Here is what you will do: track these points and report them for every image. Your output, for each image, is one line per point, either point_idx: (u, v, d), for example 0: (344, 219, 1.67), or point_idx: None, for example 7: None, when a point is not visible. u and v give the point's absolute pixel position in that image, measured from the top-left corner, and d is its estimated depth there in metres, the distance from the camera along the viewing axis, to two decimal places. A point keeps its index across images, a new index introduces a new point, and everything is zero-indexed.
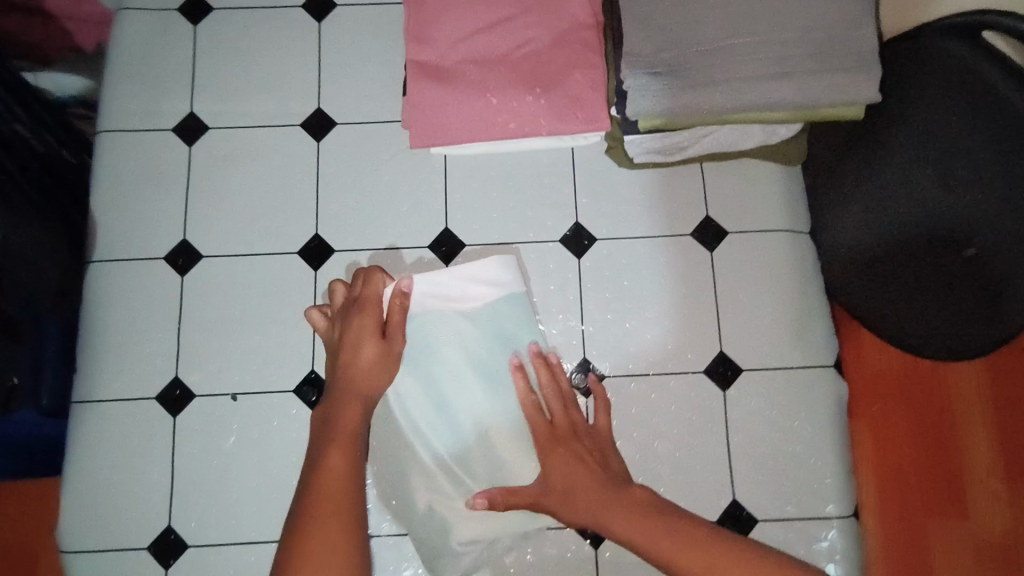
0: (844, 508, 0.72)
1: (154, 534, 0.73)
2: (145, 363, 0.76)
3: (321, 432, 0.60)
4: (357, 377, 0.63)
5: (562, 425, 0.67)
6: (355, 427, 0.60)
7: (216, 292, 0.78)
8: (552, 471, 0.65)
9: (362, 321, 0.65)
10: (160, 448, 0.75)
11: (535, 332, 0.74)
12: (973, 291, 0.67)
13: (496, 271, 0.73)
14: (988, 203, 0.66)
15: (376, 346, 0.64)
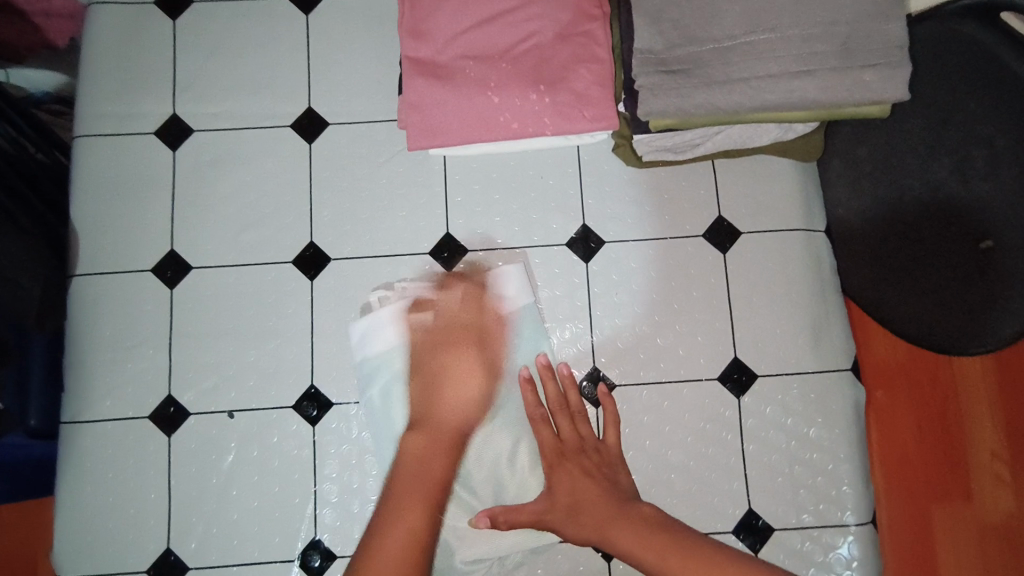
0: (862, 516, 0.71)
1: (153, 557, 0.71)
2: (137, 381, 0.73)
3: (413, 467, 0.63)
4: (445, 411, 0.66)
5: (568, 439, 0.66)
6: (438, 479, 0.62)
7: (209, 305, 0.74)
8: (558, 485, 0.64)
9: (467, 359, 0.68)
10: (156, 469, 0.72)
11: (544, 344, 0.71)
12: (988, 284, 0.66)
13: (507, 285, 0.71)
14: (1001, 193, 0.63)
15: (475, 385, 0.68)
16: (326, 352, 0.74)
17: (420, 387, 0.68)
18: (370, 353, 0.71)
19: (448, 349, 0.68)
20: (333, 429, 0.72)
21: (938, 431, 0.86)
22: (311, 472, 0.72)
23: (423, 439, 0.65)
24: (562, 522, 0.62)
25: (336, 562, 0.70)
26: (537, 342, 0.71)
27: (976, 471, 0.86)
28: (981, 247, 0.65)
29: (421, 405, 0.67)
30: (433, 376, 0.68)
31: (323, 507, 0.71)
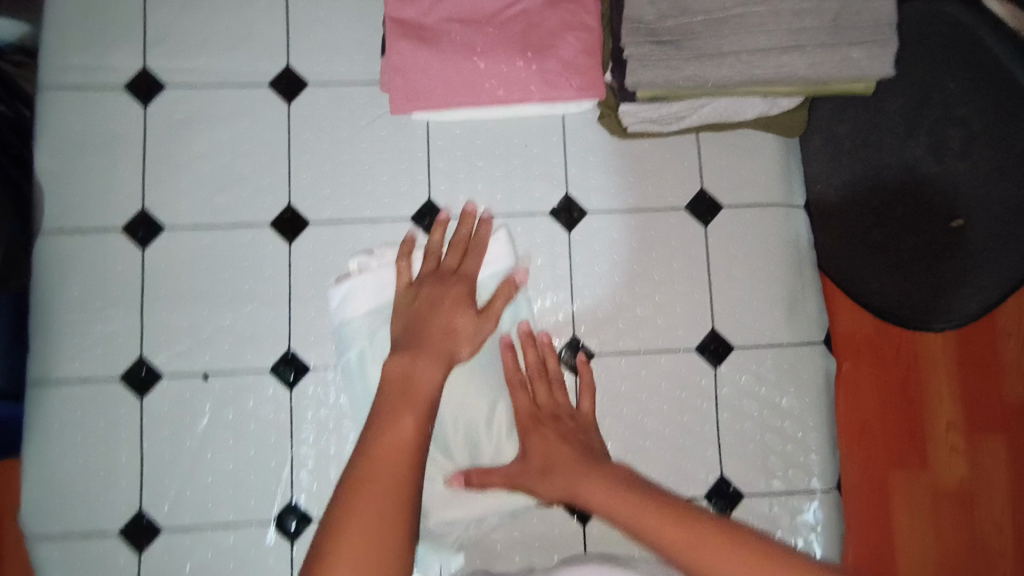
0: (828, 483, 0.73)
1: (126, 519, 0.70)
2: (107, 342, 0.71)
3: (396, 384, 0.58)
4: (445, 335, 0.62)
5: (544, 406, 0.67)
6: (428, 390, 0.58)
7: (183, 266, 0.73)
8: (532, 448, 0.64)
9: (458, 287, 0.65)
10: (127, 431, 0.71)
11: (525, 311, 0.71)
12: (958, 260, 0.70)
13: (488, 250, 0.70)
14: (977, 172, 0.66)
15: (463, 310, 0.64)
16: (303, 314, 0.73)
17: (408, 317, 0.64)
18: (345, 317, 0.69)
19: (439, 280, 0.66)
20: (311, 394, 0.72)
21: (899, 402, 0.89)
22: (288, 436, 0.71)
23: (406, 360, 0.59)
24: (539, 480, 0.62)
25: (313, 524, 0.71)
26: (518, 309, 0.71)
27: (934, 442, 0.89)
28: (953, 225, 0.69)
29: (408, 330, 0.63)
30: (422, 304, 0.64)
31: (299, 471, 0.71)
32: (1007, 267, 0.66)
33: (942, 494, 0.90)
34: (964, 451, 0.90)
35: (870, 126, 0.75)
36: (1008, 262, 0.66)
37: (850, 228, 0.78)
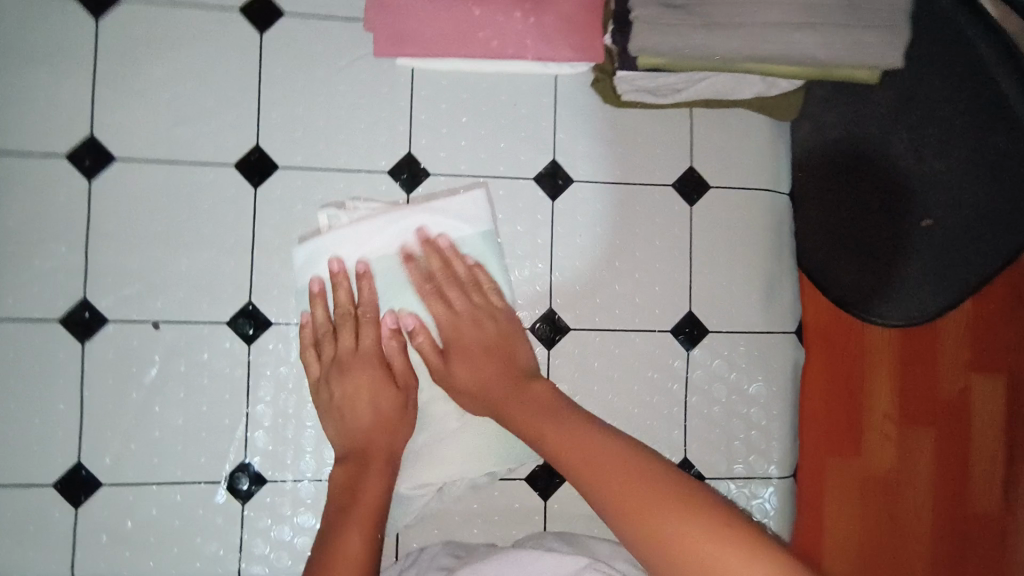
0: (784, 469, 0.75)
1: (61, 471, 0.65)
2: (45, 280, 0.65)
3: (343, 499, 0.59)
4: (376, 434, 0.61)
5: (461, 317, 0.65)
6: (375, 501, 0.58)
7: (135, 204, 0.67)
8: (461, 368, 0.63)
9: (370, 373, 0.63)
10: (67, 378, 0.65)
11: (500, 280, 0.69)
12: (924, 261, 0.71)
13: (466, 209, 0.68)
14: (954, 177, 0.67)
15: (385, 394, 0.63)
16: (265, 265, 0.68)
17: (334, 420, 0.63)
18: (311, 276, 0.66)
19: (341, 370, 0.63)
20: (271, 350, 0.68)
21: (844, 388, 0.84)
22: (244, 394, 0.68)
23: (348, 470, 0.60)
24: (473, 403, 0.63)
25: (267, 486, 0.68)
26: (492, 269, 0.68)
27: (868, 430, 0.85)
28: (921, 225, 0.70)
29: (341, 435, 0.63)
30: (340, 402, 0.63)
31: (255, 430, 0.68)
32: (982, 262, 0.67)
33: (874, 479, 0.86)
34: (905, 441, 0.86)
35: (855, 117, 0.74)
36: (973, 255, 0.67)
37: (825, 221, 0.76)
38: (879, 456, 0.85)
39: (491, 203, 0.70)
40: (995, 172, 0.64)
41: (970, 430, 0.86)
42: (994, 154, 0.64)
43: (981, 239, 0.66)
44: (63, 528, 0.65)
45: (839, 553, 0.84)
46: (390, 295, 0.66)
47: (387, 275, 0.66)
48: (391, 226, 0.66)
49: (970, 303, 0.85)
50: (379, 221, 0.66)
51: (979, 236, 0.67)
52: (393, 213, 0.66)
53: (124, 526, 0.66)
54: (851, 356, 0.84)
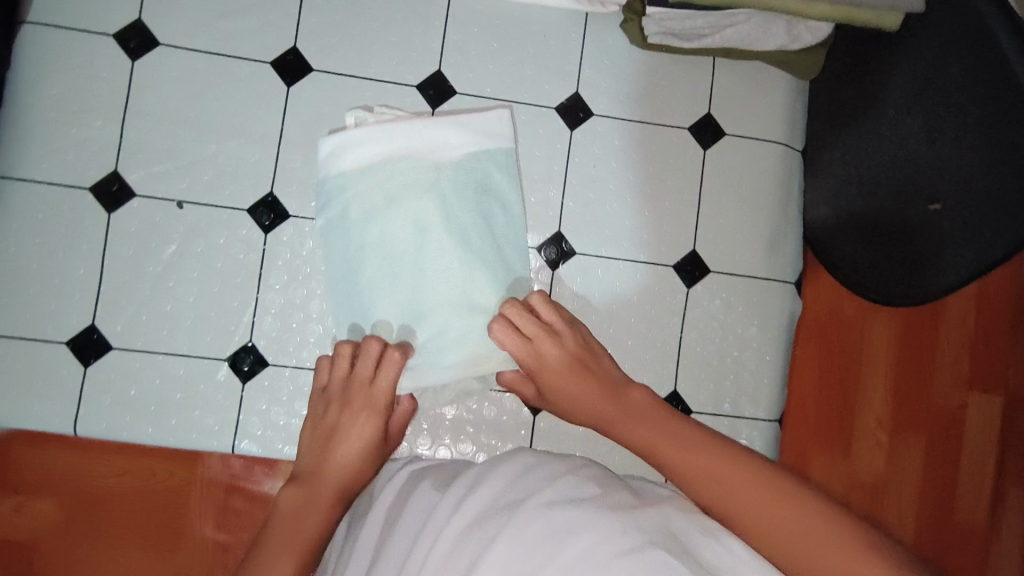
0: (770, 413, 0.77)
1: (75, 331, 0.69)
2: (80, 148, 0.68)
3: (286, 517, 0.60)
4: (343, 469, 0.63)
5: (545, 347, 0.65)
6: (313, 531, 0.59)
7: (172, 87, 0.69)
8: (557, 391, 0.65)
9: (368, 418, 0.65)
10: (90, 244, 0.69)
11: (513, 195, 0.71)
12: (922, 247, 0.62)
13: (489, 122, 0.71)
14: (957, 160, 0.57)
15: (367, 446, 0.64)
16: (289, 159, 0.71)
17: (311, 443, 0.65)
18: (334, 169, 0.69)
19: (344, 405, 0.65)
20: (287, 241, 0.71)
21: (837, 385, 0.81)
22: (256, 279, 0.71)
23: (298, 490, 0.61)
24: (571, 413, 0.65)
25: (267, 368, 0.71)
26: (505, 185, 0.71)
27: (860, 431, 0.84)
28: (928, 208, 0.61)
29: (311, 458, 0.64)
30: (327, 430, 0.65)
31: (262, 316, 0.71)
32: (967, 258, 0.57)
33: (862, 485, 0.84)
34: (887, 447, 0.85)
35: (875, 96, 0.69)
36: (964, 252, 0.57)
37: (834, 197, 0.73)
38: (867, 461, 0.84)
39: (513, 124, 0.72)
40: (1003, 160, 0.53)
41: (951, 432, 0.89)
42: (1002, 135, 0.53)
43: (981, 234, 0.55)
44: (73, 384, 0.68)
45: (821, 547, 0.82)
46: (409, 195, 0.69)
47: (408, 174, 0.69)
48: (416, 129, 0.69)
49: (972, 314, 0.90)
50: (405, 122, 0.69)
51: (979, 230, 0.56)
52: (419, 118, 0.69)
53: (128, 390, 0.69)
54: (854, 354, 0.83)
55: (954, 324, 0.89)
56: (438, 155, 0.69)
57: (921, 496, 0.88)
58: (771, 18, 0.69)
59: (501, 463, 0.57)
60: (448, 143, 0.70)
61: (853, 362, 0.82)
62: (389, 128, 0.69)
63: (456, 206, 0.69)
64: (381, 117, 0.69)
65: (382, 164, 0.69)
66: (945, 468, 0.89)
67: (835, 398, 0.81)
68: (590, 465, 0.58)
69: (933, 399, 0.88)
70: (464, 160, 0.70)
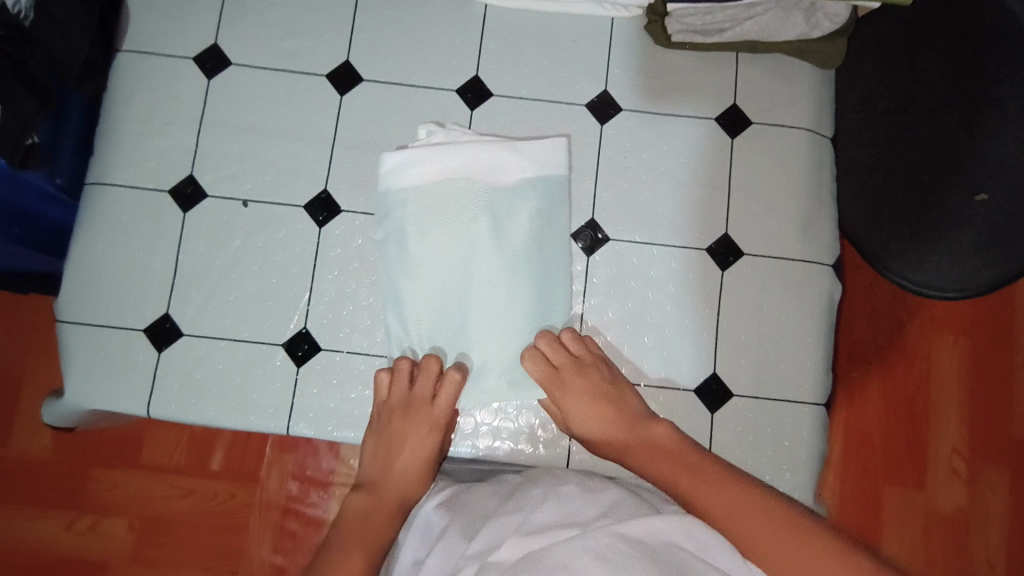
0: (817, 397, 0.75)
1: (151, 320, 0.75)
2: (162, 156, 0.77)
3: (357, 522, 0.69)
4: (406, 477, 0.73)
5: (577, 377, 0.71)
6: (382, 531, 0.69)
7: (241, 101, 0.78)
8: (592, 416, 0.71)
9: (426, 431, 0.72)
10: (167, 241, 0.76)
11: (559, 199, 0.75)
12: (980, 236, 0.63)
13: (546, 153, 0.75)
14: (1008, 152, 0.60)
15: (427, 457, 0.73)
16: (342, 159, 0.77)
17: (375, 451, 0.73)
18: (393, 186, 0.74)
19: (408, 421, 0.72)
20: (339, 235, 0.76)
21: (883, 416, 1.11)
22: (311, 270, 0.76)
23: (367, 497, 0.72)
24: (606, 436, 0.71)
25: (320, 353, 0.75)
26: (558, 205, 0.75)
27: (936, 463, 1.10)
28: (976, 201, 0.63)
29: (376, 466, 0.73)
30: (390, 442, 0.73)
31: (317, 304, 0.75)
32: None
33: (941, 515, 1.10)
34: (965, 475, 1.10)
35: (907, 95, 0.71)
36: None
37: (874, 191, 0.74)
38: (944, 491, 1.10)
39: (567, 154, 0.77)
40: None
41: None
42: None
43: None
44: (147, 368, 0.74)
45: (895, 546, 1.09)
46: (451, 193, 0.73)
47: (461, 194, 0.73)
48: (475, 153, 0.74)
49: (967, 335, 1.14)
50: (468, 146, 0.74)
51: None
52: (481, 144, 0.74)
53: (194, 375, 0.74)
54: (909, 383, 1.12)
55: (954, 351, 1.13)
56: (494, 181, 0.74)
57: (967, 503, 1.10)
58: (789, 8, 0.74)
59: (536, 509, 0.62)
60: (504, 167, 0.74)
61: (895, 393, 1.12)
62: (450, 150, 0.74)
63: (495, 205, 0.73)
64: (448, 136, 0.75)
65: (438, 185, 0.73)
66: (977, 468, 1.11)
67: (888, 428, 1.11)
68: (617, 502, 0.63)
69: (962, 415, 1.12)
70: (519, 185, 0.74)
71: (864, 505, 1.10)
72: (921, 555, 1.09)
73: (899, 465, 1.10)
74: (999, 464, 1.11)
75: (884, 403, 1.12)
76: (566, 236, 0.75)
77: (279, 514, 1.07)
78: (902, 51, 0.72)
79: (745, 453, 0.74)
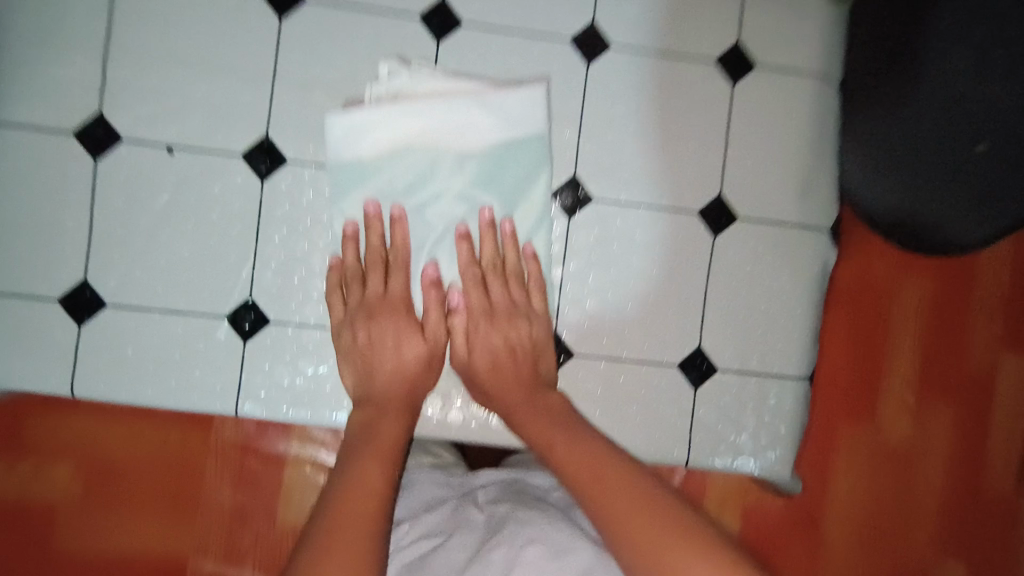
0: (802, 370, 0.72)
1: (67, 288, 0.65)
2: (62, 90, 0.64)
3: (358, 436, 0.59)
4: (403, 375, 0.63)
5: (475, 299, 0.66)
6: (394, 436, 0.59)
7: (156, 20, 0.64)
8: (480, 358, 0.65)
9: (398, 317, 0.64)
10: (77, 194, 0.64)
11: (540, 156, 0.66)
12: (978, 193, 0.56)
13: (522, 107, 0.65)
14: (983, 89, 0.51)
15: (415, 343, 0.64)
16: (284, 99, 0.66)
17: (355, 360, 0.64)
18: (350, 144, 0.64)
19: (385, 312, 0.64)
20: (284, 191, 0.66)
21: (844, 336, 0.90)
22: (254, 231, 0.66)
23: (367, 411, 0.61)
24: (503, 375, 0.65)
25: (269, 326, 0.67)
26: (539, 169, 0.66)
27: (886, 399, 0.92)
28: (974, 150, 0.54)
29: (362, 381, 0.64)
30: (366, 344, 0.64)
31: (263, 270, 0.66)
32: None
33: (891, 448, 0.92)
34: (914, 405, 0.92)
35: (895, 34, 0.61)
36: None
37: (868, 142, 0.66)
38: (892, 422, 0.92)
39: (549, 105, 0.67)
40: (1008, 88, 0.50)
41: (990, 395, 0.94)
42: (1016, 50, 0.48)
43: None
44: (67, 343, 0.65)
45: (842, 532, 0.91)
46: (415, 156, 0.65)
47: (427, 157, 0.65)
48: (441, 109, 0.64)
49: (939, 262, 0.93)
50: (432, 101, 0.64)
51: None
52: (447, 98, 0.64)
53: (124, 350, 0.66)
54: (870, 304, 0.90)
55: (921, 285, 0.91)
56: (460, 145, 0.65)
57: (915, 433, 0.93)
58: None
59: None
60: (473, 124, 0.65)
61: (861, 326, 0.90)
62: (414, 108, 0.64)
63: (466, 172, 0.65)
64: (411, 86, 0.65)
65: (403, 148, 0.65)
66: (928, 403, 0.93)
67: (847, 353, 0.90)
68: (586, 573, 0.57)
69: (919, 343, 0.92)
70: (492, 147, 0.65)
71: (817, 449, 0.91)
72: (861, 540, 0.92)
73: (855, 393, 0.91)
74: (953, 429, 0.94)
75: (851, 327, 0.90)
76: (546, 198, 0.67)
77: (237, 453, 0.86)
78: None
79: (725, 426, 0.71)
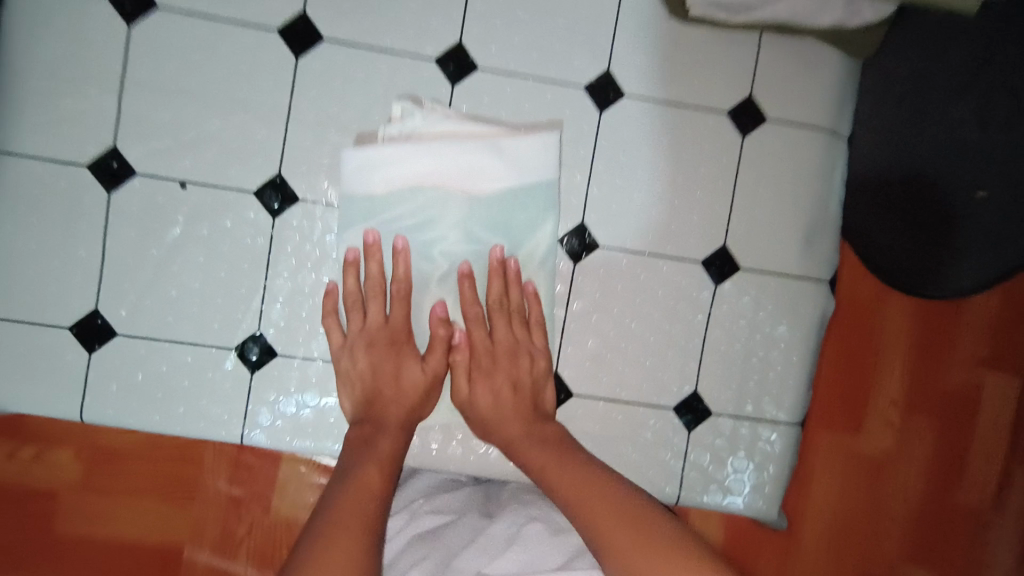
0: (793, 416, 0.74)
1: (78, 316, 0.66)
2: (77, 121, 0.64)
3: (356, 452, 0.59)
4: (401, 401, 0.64)
5: (477, 334, 0.66)
6: (389, 453, 0.60)
7: (173, 55, 0.64)
8: (482, 391, 0.65)
9: (395, 349, 0.64)
10: (89, 224, 0.65)
11: (549, 203, 0.67)
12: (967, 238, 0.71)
13: (533, 155, 0.66)
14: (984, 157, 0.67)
15: (413, 374, 0.64)
16: (297, 137, 0.66)
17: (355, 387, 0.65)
18: (361, 184, 0.64)
19: (384, 347, 0.65)
20: (294, 228, 0.67)
21: (837, 357, 0.87)
22: (264, 266, 0.67)
23: (365, 429, 0.62)
24: (503, 406, 0.65)
25: (277, 359, 0.68)
26: (546, 215, 0.67)
27: (873, 414, 0.89)
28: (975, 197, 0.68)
29: (361, 407, 0.64)
30: (366, 373, 0.64)
31: (271, 305, 0.67)
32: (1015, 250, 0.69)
33: (873, 465, 0.90)
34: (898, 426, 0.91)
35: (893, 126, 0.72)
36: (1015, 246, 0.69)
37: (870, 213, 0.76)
38: (877, 439, 0.90)
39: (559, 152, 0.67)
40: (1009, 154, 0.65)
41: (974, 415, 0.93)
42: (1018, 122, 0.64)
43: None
44: (76, 370, 0.66)
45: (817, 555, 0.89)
46: (427, 198, 0.64)
47: (439, 200, 0.64)
48: (453, 154, 0.64)
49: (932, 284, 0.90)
50: (445, 145, 0.64)
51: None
52: (460, 142, 0.64)
53: (134, 377, 0.67)
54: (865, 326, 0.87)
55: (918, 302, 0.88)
56: (470, 189, 0.65)
57: (897, 454, 0.91)
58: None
59: (501, 553, 0.59)
60: (485, 170, 0.64)
61: (854, 345, 0.87)
62: (428, 151, 0.64)
63: (477, 215, 0.65)
64: (426, 130, 0.64)
65: (414, 188, 0.64)
66: (913, 421, 0.91)
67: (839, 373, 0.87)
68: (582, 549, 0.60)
69: (909, 364, 0.90)
70: (502, 193, 0.65)
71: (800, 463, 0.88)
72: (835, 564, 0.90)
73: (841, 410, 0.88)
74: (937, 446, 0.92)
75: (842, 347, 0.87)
76: (554, 243, 0.68)
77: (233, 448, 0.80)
78: (929, 28, 0.69)
79: (716, 467, 0.73)
